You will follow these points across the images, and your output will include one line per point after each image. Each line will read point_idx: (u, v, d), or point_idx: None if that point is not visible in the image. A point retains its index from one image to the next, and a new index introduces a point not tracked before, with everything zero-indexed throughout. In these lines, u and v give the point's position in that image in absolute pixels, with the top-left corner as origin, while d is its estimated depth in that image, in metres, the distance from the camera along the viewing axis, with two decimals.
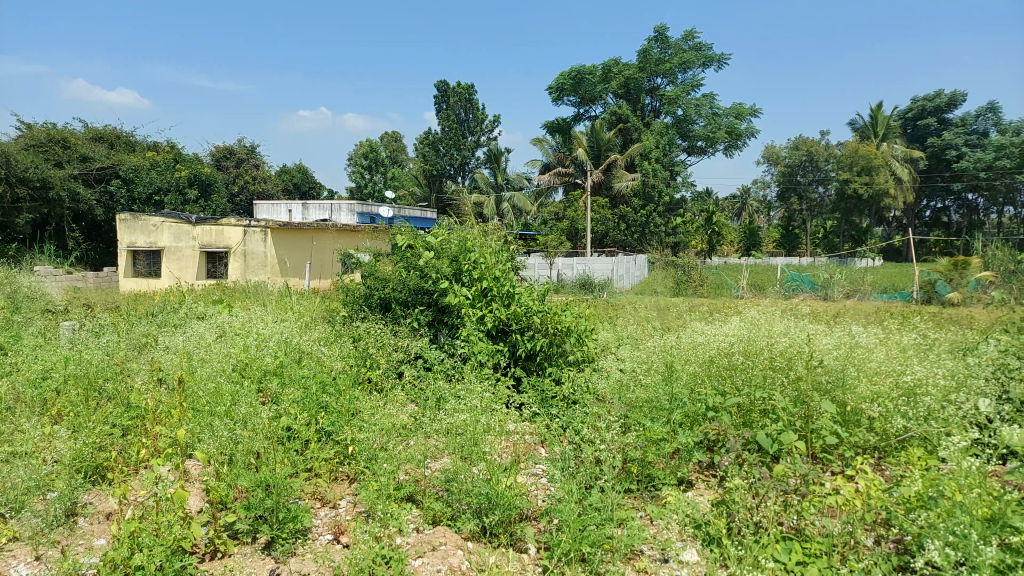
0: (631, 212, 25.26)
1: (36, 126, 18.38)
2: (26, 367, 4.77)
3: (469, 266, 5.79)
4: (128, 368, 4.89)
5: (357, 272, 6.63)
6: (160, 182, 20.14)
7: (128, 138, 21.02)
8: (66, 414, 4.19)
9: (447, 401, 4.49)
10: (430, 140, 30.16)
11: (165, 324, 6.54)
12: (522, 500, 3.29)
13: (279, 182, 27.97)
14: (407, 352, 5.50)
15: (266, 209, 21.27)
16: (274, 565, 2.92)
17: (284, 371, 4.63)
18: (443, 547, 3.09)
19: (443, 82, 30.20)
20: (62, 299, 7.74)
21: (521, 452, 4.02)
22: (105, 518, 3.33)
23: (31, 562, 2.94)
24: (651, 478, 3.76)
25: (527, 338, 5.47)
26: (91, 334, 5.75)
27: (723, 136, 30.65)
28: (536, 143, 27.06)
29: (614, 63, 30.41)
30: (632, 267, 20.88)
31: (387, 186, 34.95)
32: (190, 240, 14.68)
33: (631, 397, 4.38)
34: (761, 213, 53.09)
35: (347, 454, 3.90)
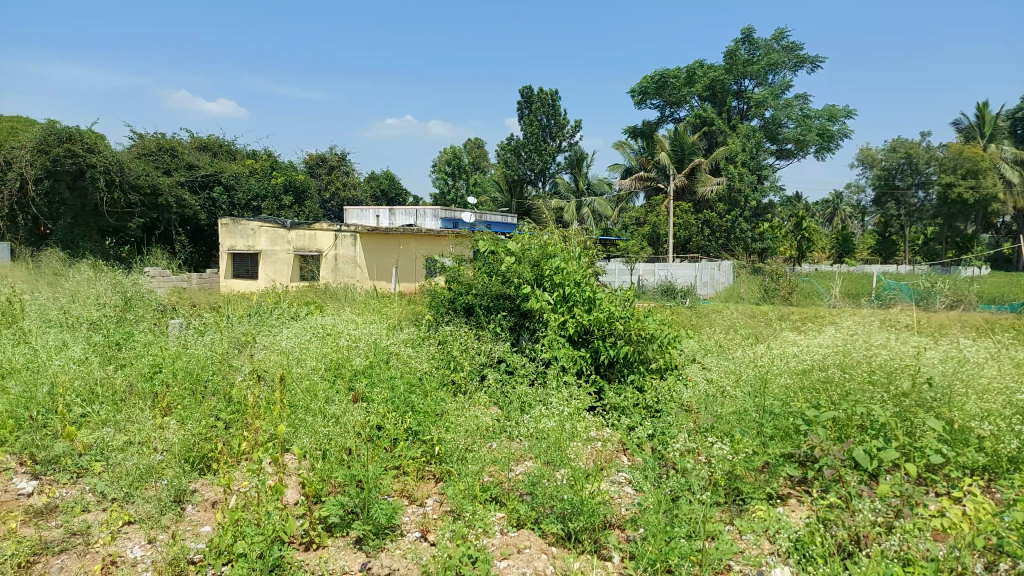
0: (715, 218, 24.63)
1: (148, 137, 19.53)
2: (140, 361, 5.05)
3: (551, 271, 5.80)
4: (231, 365, 5.16)
5: (441, 277, 6.75)
6: (257, 189, 21.11)
7: (229, 147, 22.13)
8: (175, 407, 4.46)
9: (530, 407, 4.50)
10: (512, 146, 30.38)
11: (263, 324, 6.83)
12: (605, 507, 3.25)
13: (367, 189, 28.74)
14: (489, 356, 5.54)
15: (354, 214, 21.96)
16: (366, 559, 3.00)
17: (372, 372, 4.78)
18: (528, 550, 3.09)
19: (526, 88, 30.30)
20: (170, 299, 8.16)
21: (604, 460, 3.98)
22: (211, 506, 3.49)
23: (145, 545, 3.13)
24: (739, 491, 3.65)
25: (609, 344, 5.43)
26: (198, 332, 6.08)
27: (814, 138, 29.44)
28: (619, 147, 26.78)
29: (699, 65, 29.78)
30: (716, 273, 20.36)
31: (469, 192, 35.40)
32: (285, 244, 15.29)
33: (720, 408, 4.27)
34: (855, 219, 50.69)
35: (433, 454, 3.95)
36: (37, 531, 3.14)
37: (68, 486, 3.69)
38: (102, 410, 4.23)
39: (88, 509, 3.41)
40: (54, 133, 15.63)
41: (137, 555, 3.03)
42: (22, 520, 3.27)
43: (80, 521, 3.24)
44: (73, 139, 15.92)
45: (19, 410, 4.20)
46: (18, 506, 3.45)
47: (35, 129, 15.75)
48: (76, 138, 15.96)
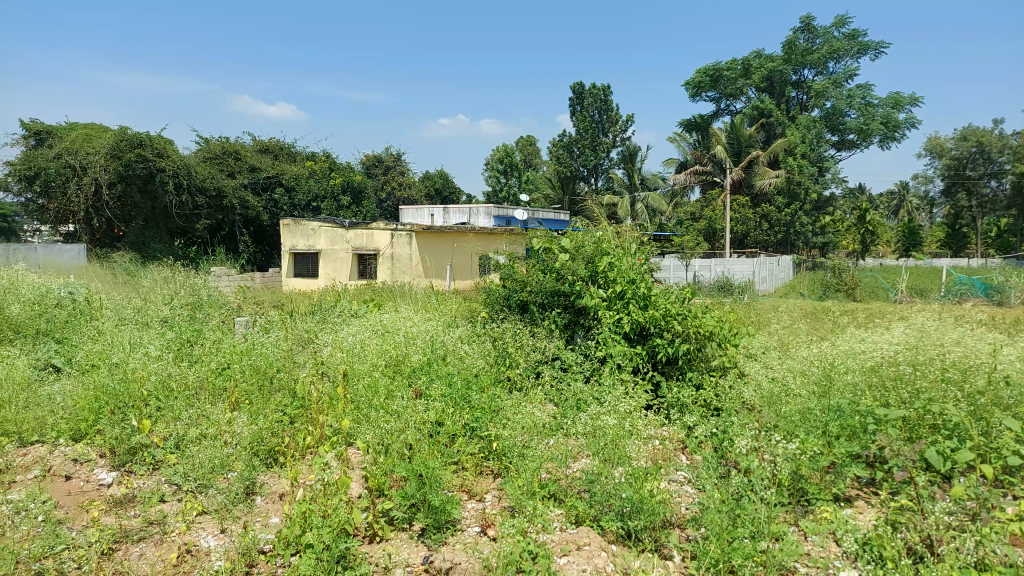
0: (774, 211, 24.01)
1: (213, 141, 20.20)
2: (210, 357, 5.22)
3: (605, 268, 5.78)
4: (295, 362, 5.31)
5: (496, 274, 6.77)
6: (317, 190, 21.58)
7: (290, 149, 22.67)
8: (245, 401, 4.63)
9: (587, 405, 4.48)
10: (565, 142, 30.27)
11: (325, 322, 6.99)
12: (666, 506, 3.22)
13: (422, 188, 29.06)
14: (545, 353, 5.55)
15: (409, 213, 22.29)
16: (427, 553, 3.06)
17: (431, 368, 4.86)
18: (589, 547, 3.08)
19: (578, 84, 30.09)
20: (236, 298, 8.42)
21: (663, 459, 3.94)
22: (278, 498, 3.60)
23: (218, 535, 3.26)
24: (804, 492, 3.57)
25: (666, 342, 5.34)
26: (263, 330, 6.27)
27: (878, 127, 28.35)
28: (673, 141, 26.32)
29: (756, 56, 29.06)
30: (775, 269, 19.87)
31: (522, 190, 35.41)
32: (344, 243, 15.63)
33: (783, 407, 4.17)
34: (923, 210, 48.70)
35: (491, 450, 3.99)
36: (117, 519, 3.31)
37: (145, 477, 3.86)
38: (175, 405, 4.40)
39: (164, 500, 3.56)
40: (126, 140, 16.35)
41: (210, 545, 3.15)
42: (104, 509, 3.45)
43: (157, 510, 3.39)
44: (144, 145, 16.61)
45: (99, 403, 4.41)
46: (101, 495, 3.64)
47: (108, 135, 16.52)
48: (147, 144, 16.68)
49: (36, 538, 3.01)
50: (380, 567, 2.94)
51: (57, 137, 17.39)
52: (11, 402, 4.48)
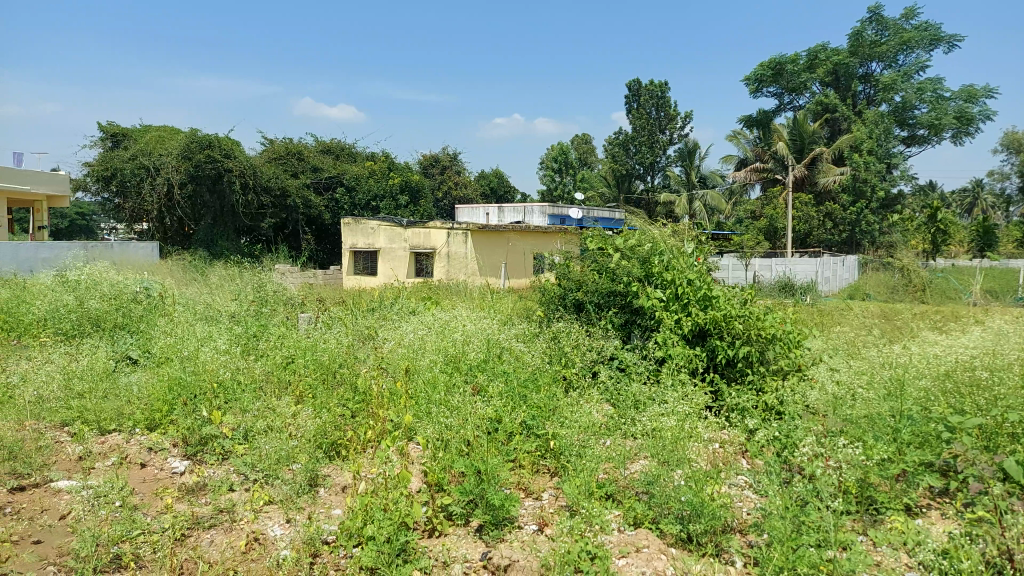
0: (838, 210, 23.28)
1: (277, 142, 20.79)
2: (276, 351, 5.37)
3: (663, 267, 5.69)
4: (357, 357, 5.41)
5: (552, 273, 6.74)
6: (377, 189, 21.68)
7: (350, 150, 23.05)
8: (308, 395, 4.75)
9: (645, 406, 4.42)
10: (621, 140, 30.02)
11: (384, 318, 7.10)
12: (727, 510, 3.16)
13: (477, 187, 29.23)
14: (601, 353, 5.48)
15: (465, 212, 22.43)
16: (486, 549, 3.09)
17: (489, 366, 4.90)
18: (648, 549, 3.05)
19: (634, 81, 29.76)
20: (299, 294, 8.61)
21: (723, 462, 3.86)
22: (341, 490, 3.69)
23: (284, 524, 3.35)
24: (872, 501, 3.45)
25: (726, 343, 5.20)
26: (325, 326, 6.43)
27: (951, 121, 27.13)
28: (732, 138, 25.74)
29: (821, 49, 28.19)
30: (840, 269, 19.26)
31: (577, 188, 35.17)
32: (402, 242, 15.85)
33: (851, 411, 4.05)
34: (999, 208, 46.38)
35: (548, 449, 3.99)
36: (190, 507, 3.44)
37: (215, 466, 4.01)
38: (242, 397, 4.55)
39: (233, 489, 3.69)
40: (196, 141, 17.01)
41: (277, 533, 3.26)
42: (177, 496, 3.58)
43: (226, 499, 3.52)
44: (213, 146, 17.22)
45: (171, 395, 4.59)
46: (173, 482, 3.79)
47: (180, 137, 17.25)
48: (215, 145, 17.24)
49: (115, 522, 3.16)
50: (440, 561, 2.98)
51: (132, 139, 18.20)
52: (91, 393, 4.72)
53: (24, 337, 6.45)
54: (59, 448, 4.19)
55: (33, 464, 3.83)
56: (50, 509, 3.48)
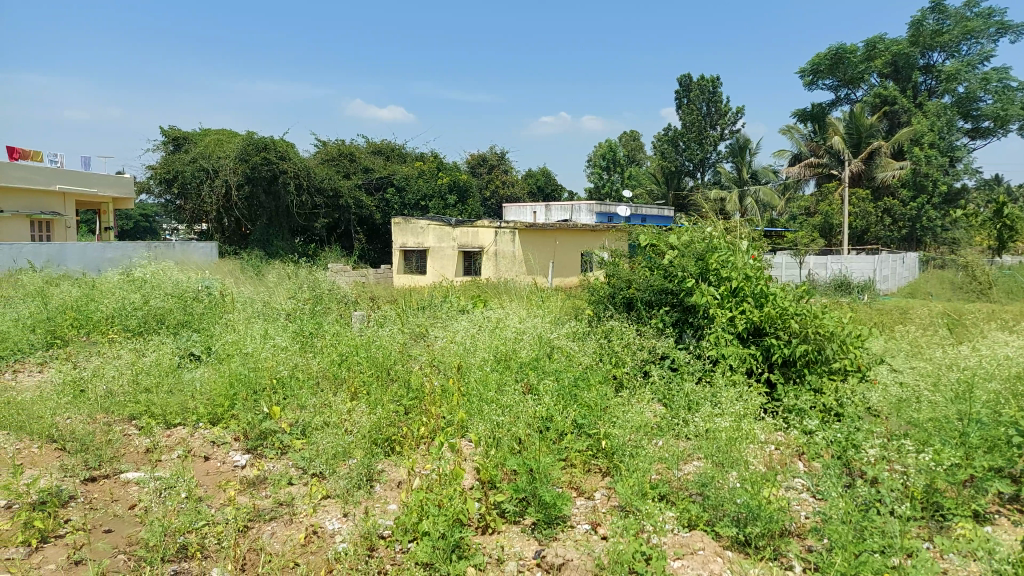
0: (898, 205, 22.49)
1: (330, 144, 21.18)
2: (331, 348, 5.48)
3: (717, 265, 5.59)
4: (409, 355, 5.48)
5: (601, 271, 6.69)
6: (426, 189, 21.87)
7: (400, 150, 23.30)
8: (363, 391, 4.83)
9: (699, 406, 4.36)
10: (670, 136, 29.65)
11: (435, 316, 7.16)
12: (785, 514, 3.09)
13: (525, 185, 29.22)
14: (653, 352, 5.41)
15: (513, 210, 22.44)
16: (539, 547, 3.09)
17: (540, 364, 4.90)
18: (703, 552, 3.01)
19: (684, 76, 29.34)
20: (353, 292, 8.75)
21: (780, 464, 3.78)
22: (396, 486, 3.74)
23: (341, 518, 3.42)
24: (938, 508, 3.33)
25: (783, 343, 5.09)
26: (378, 323, 6.52)
27: (1019, 112, 25.93)
28: (786, 132, 25.12)
29: (880, 39, 27.29)
30: (900, 267, 18.67)
31: (625, 185, 34.82)
32: (451, 241, 15.85)
33: (916, 413, 3.92)
34: None
35: (600, 448, 3.97)
36: (251, 499, 3.54)
37: (274, 460, 4.11)
38: (300, 392, 4.67)
39: (292, 482, 3.78)
40: (252, 144, 17.50)
41: (335, 527, 3.33)
42: (239, 488, 3.69)
43: (286, 492, 3.60)
44: (268, 148, 17.67)
45: (233, 390, 4.72)
46: (235, 476, 3.90)
47: (237, 140, 17.77)
48: (271, 147, 17.70)
49: (182, 513, 3.27)
50: (493, 558, 3.00)
51: (192, 142, 18.81)
52: (157, 388, 4.90)
53: (93, 333, 6.72)
54: (128, 441, 4.36)
55: (104, 456, 3.99)
56: (121, 500, 3.62)
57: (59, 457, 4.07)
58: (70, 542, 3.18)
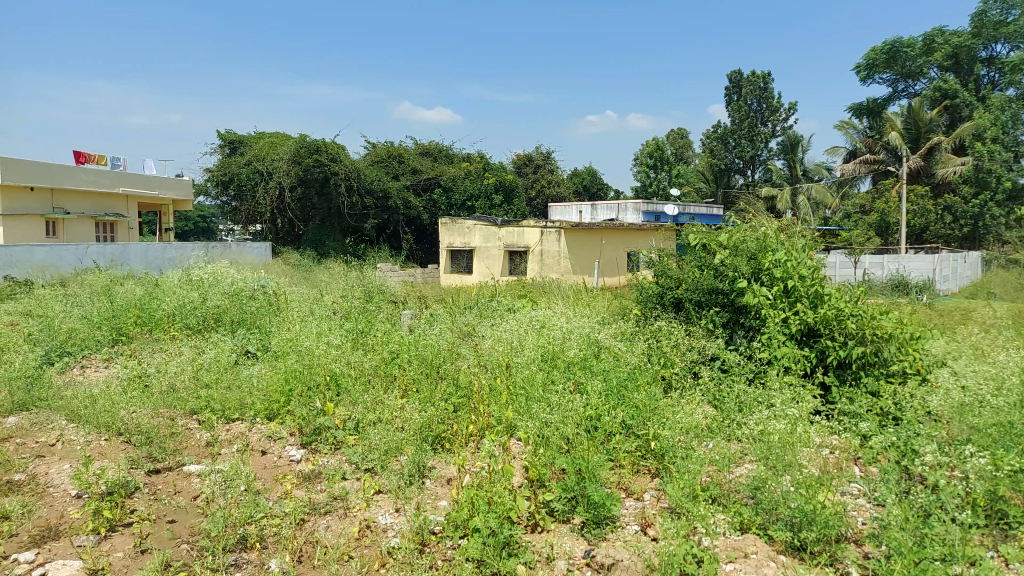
0: (959, 203, 21.64)
1: (379, 145, 21.44)
2: (381, 347, 5.55)
3: (770, 264, 5.47)
4: (458, 353, 5.51)
5: (650, 271, 6.62)
6: (472, 190, 21.97)
7: (448, 151, 23.45)
8: (413, 389, 4.90)
9: (752, 409, 4.29)
10: (719, 133, 29.21)
11: (483, 316, 7.22)
12: (840, 519, 3.02)
13: (570, 185, 29.12)
14: (703, 353, 5.34)
15: (559, 210, 22.39)
16: (588, 547, 3.09)
17: (589, 364, 4.89)
18: (756, 556, 2.97)
19: (734, 72, 28.86)
20: (401, 291, 8.86)
21: (836, 468, 3.70)
22: (447, 482, 3.78)
23: (393, 513, 3.48)
24: (1004, 516, 3.20)
25: (838, 344, 4.96)
26: (427, 322, 6.60)
27: None
28: (840, 128, 24.42)
29: (940, 31, 26.38)
30: (962, 266, 18.00)
31: (672, 183, 34.36)
32: (497, 241, 15.97)
33: (979, 419, 3.79)
34: None
35: (650, 449, 3.93)
36: (307, 493, 3.63)
37: (328, 455, 4.20)
38: (353, 389, 4.78)
39: (346, 477, 3.86)
40: (305, 146, 17.91)
41: (387, 522, 3.38)
42: (295, 482, 3.79)
43: (340, 487, 3.68)
44: (320, 150, 18.05)
45: (289, 386, 4.84)
46: (291, 470, 4.00)
47: (290, 143, 18.20)
48: (323, 150, 18.08)
49: (240, 505, 3.38)
50: (543, 556, 3.02)
51: (247, 145, 19.35)
52: (216, 384, 5.06)
53: (156, 330, 6.97)
54: (190, 435, 4.51)
55: (167, 449, 4.14)
56: (184, 491, 3.76)
57: (125, 449, 4.25)
58: (136, 531, 3.32)
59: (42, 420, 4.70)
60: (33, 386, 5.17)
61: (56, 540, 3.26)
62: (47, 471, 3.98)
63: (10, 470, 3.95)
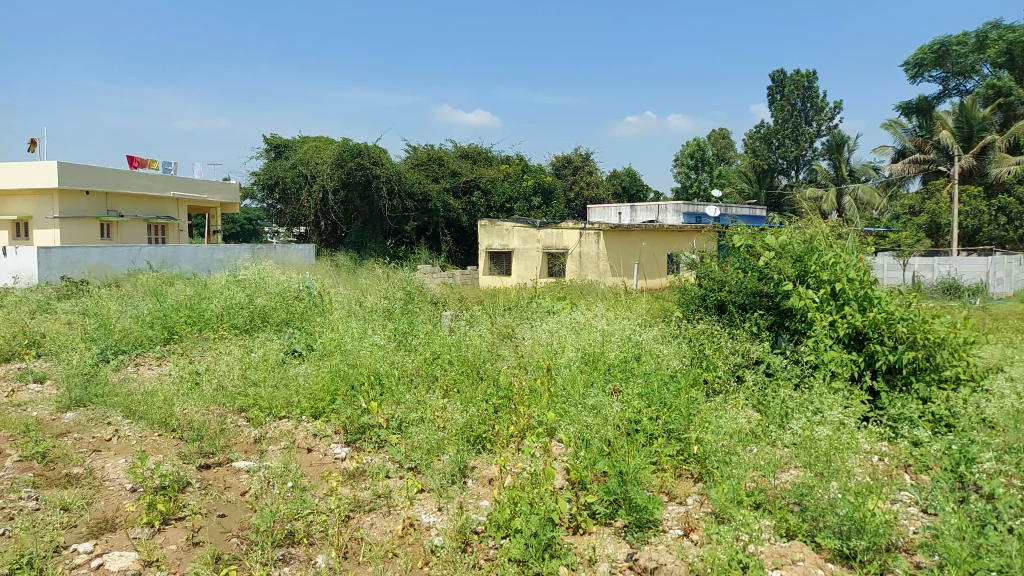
0: (1014, 203, 20.87)
1: (420, 148, 21.67)
2: (423, 348, 5.61)
3: (817, 266, 5.37)
4: (498, 354, 5.54)
5: (692, 273, 6.55)
6: (511, 192, 22.01)
7: (487, 154, 23.56)
8: (454, 389, 4.95)
9: (798, 413, 4.22)
10: (762, 134, 28.76)
11: (523, 317, 7.24)
12: (891, 527, 2.94)
13: (610, 187, 28.96)
14: (746, 356, 5.26)
15: (598, 212, 22.29)
16: (629, 550, 3.08)
17: (630, 366, 4.87)
18: (802, 563, 2.92)
19: (778, 72, 28.41)
20: (442, 293, 8.93)
21: (885, 475, 3.61)
22: (488, 482, 3.80)
23: (435, 512, 3.51)
24: None
25: (887, 348, 4.83)
26: (467, 323, 6.65)
27: None
28: (888, 127, 23.79)
29: (993, 27, 25.60)
30: (1017, 268, 17.36)
31: (714, 184, 33.91)
32: (536, 243, 15.94)
33: None
34: None
35: (692, 453, 3.87)
36: (352, 490, 3.69)
37: (372, 454, 4.26)
38: (396, 389, 4.83)
39: (389, 475, 3.91)
40: (348, 150, 18.21)
41: (430, 520, 3.41)
42: (340, 479, 3.86)
43: (384, 485, 3.73)
44: (362, 154, 18.33)
45: (334, 385, 4.93)
46: (336, 467, 4.07)
47: (334, 147, 18.52)
48: (365, 154, 18.35)
49: (287, 502, 3.46)
50: (585, 558, 3.01)
51: (292, 149, 19.77)
52: (264, 382, 5.18)
53: (205, 330, 7.16)
54: (239, 431, 4.63)
55: (217, 444, 4.25)
56: (233, 487, 3.85)
57: (177, 444, 4.38)
58: (188, 525, 3.41)
59: (98, 415, 4.87)
60: (90, 382, 5.37)
61: (113, 532, 3.37)
62: (103, 465, 4.12)
63: (69, 464, 4.11)
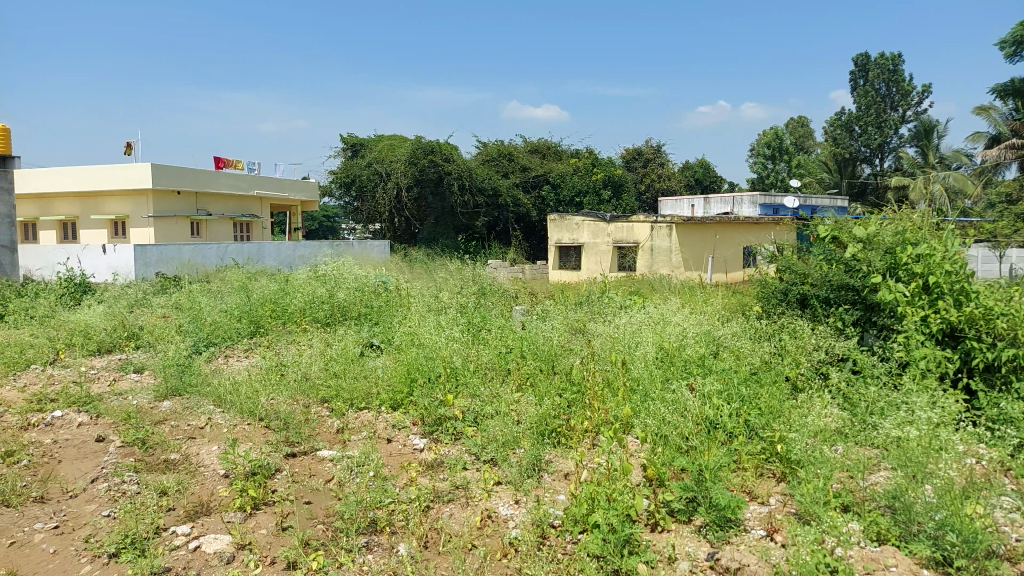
0: None
1: (490, 144, 21.78)
2: (498, 342, 5.66)
3: (908, 258, 5.12)
4: (571, 348, 5.53)
5: (772, 265, 6.35)
6: (581, 186, 21.77)
7: (557, 148, 23.44)
8: (529, 384, 4.97)
9: (889, 412, 4.04)
10: (844, 120, 27.57)
11: (595, 311, 7.19)
12: (991, 534, 2.79)
13: (682, 179, 28.37)
14: (831, 352, 5.06)
15: (670, 204, 22.25)
16: (711, 549, 3.03)
17: (708, 363, 4.78)
18: (895, 569, 2.80)
19: (860, 55, 27.13)
20: (514, 288, 8.94)
21: (985, 479, 3.42)
22: (564, 476, 3.80)
23: (512, 505, 3.54)
24: None
25: (985, 345, 4.58)
26: (540, 317, 6.66)
27: None
28: (981, 111, 22.35)
29: None
30: None
31: (792, 175, 32.72)
32: (606, 237, 15.81)
33: None
34: None
35: (775, 452, 3.75)
36: (431, 481, 3.77)
37: (449, 445, 4.33)
38: (472, 381, 4.89)
39: (466, 467, 3.97)
40: (421, 147, 18.52)
41: (507, 513, 3.45)
42: (420, 470, 3.94)
43: (461, 476, 3.79)
44: (435, 151, 18.60)
45: (412, 378, 5.03)
46: (415, 458, 4.16)
47: (408, 144, 18.89)
48: (437, 150, 18.61)
49: (370, 490, 3.56)
50: (664, 556, 2.98)
51: (367, 148, 20.26)
52: (344, 374, 5.34)
53: (288, 323, 7.42)
54: (322, 422, 4.79)
55: (302, 434, 4.41)
56: (318, 474, 3.99)
57: (266, 433, 4.58)
58: (277, 511, 3.55)
59: (192, 404, 5.13)
60: (184, 373, 5.68)
61: (208, 515, 3.56)
62: (198, 451, 4.34)
63: (167, 450, 4.36)
